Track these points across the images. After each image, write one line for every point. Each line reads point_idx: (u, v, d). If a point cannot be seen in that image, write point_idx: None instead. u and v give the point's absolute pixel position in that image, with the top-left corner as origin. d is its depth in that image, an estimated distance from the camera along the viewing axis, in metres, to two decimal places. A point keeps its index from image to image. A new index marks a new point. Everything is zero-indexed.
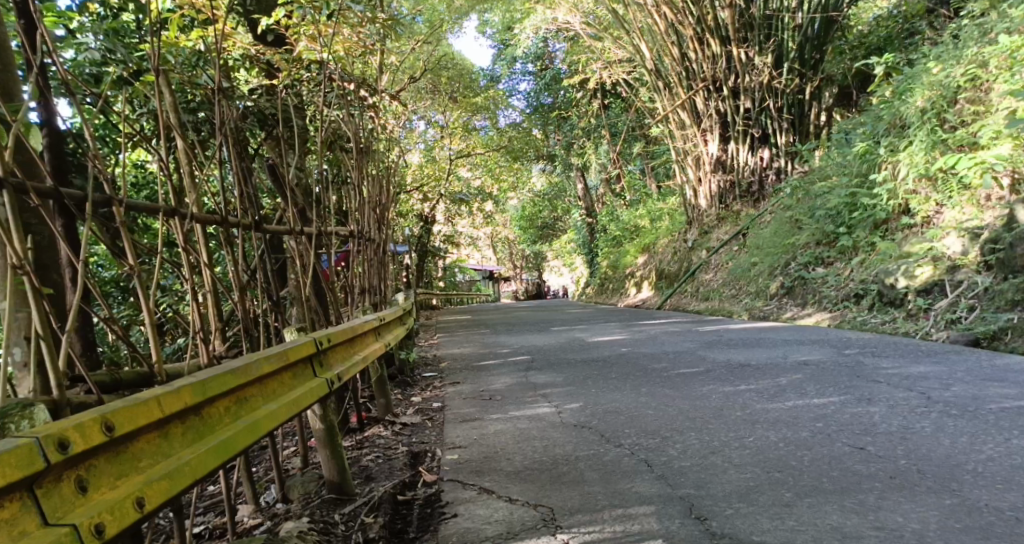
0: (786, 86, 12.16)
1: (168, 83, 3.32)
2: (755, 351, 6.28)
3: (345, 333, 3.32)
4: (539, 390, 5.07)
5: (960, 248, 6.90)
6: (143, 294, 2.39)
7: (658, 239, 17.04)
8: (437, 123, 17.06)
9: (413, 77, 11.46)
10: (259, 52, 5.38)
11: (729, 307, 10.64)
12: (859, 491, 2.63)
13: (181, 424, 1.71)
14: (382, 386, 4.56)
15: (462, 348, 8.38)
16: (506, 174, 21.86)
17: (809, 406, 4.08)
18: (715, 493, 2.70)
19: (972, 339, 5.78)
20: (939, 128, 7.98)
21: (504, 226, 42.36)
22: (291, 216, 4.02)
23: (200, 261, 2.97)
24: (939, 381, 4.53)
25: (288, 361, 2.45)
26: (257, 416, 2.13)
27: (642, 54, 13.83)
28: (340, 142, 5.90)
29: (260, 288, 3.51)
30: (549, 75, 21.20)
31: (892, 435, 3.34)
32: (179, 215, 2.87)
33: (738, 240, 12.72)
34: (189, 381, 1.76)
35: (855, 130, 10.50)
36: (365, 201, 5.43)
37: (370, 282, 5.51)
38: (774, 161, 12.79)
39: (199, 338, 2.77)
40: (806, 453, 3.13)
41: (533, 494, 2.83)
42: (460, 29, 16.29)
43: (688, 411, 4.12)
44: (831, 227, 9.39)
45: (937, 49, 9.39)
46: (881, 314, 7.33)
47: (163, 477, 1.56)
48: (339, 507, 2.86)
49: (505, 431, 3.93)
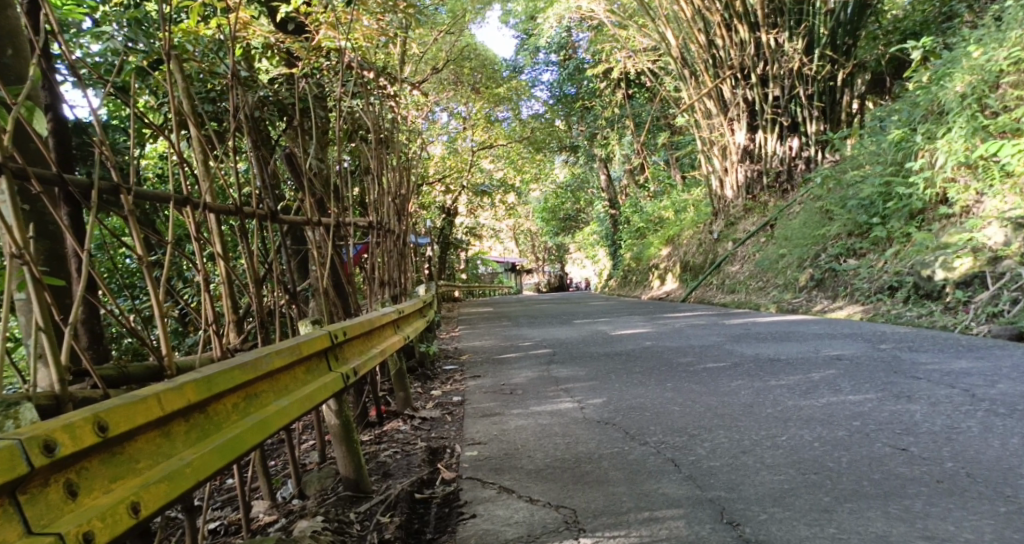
0: (817, 73, 11.85)
1: (180, 68, 3.19)
2: (786, 346, 6.09)
3: (362, 327, 3.23)
4: (563, 385, 4.95)
5: (1002, 239, 6.64)
6: (152, 287, 2.24)
7: (682, 230, 16.82)
8: (460, 115, 16.94)
9: (436, 67, 11.34)
10: (278, 40, 5.24)
11: (756, 300, 10.45)
12: (905, 496, 2.48)
13: (185, 421, 1.62)
14: (401, 379, 4.46)
15: (484, 341, 8.27)
16: (530, 165, 21.72)
17: (844, 403, 3.92)
18: (748, 496, 2.57)
19: (1015, 334, 5.55)
20: (979, 114, 7.73)
21: (526, 217, 42.21)
22: (308, 207, 3.92)
23: (214, 251, 2.87)
24: (983, 377, 4.34)
25: (301, 355, 2.36)
26: (267, 413, 2.04)
27: (668, 41, 13.56)
28: (360, 132, 5.79)
29: (276, 279, 3.41)
30: (572, 65, 20.83)
31: (936, 435, 3.18)
32: (191, 203, 2.75)
33: (766, 231, 12.48)
34: (194, 376, 1.66)
35: (889, 117, 10.20)
36: (385, 191, 5.33)
37: (390, 274, 5.40)
38: (803, 151, 12.52)
39: (213, 330, 2.67)
40: (844, 454, 2.97)
41: (555, 495, 2.72)
42: (483, 18, 16.11)
43: (716, 408, 3.97)
44: (864, 218, 9.14)
45: (977, 32, 9.07)
46: (916, 307, 7.10)
47: (163, 479, 1.46)
48: (354, 505, 2.76)
49: (527, 427, 3.82)
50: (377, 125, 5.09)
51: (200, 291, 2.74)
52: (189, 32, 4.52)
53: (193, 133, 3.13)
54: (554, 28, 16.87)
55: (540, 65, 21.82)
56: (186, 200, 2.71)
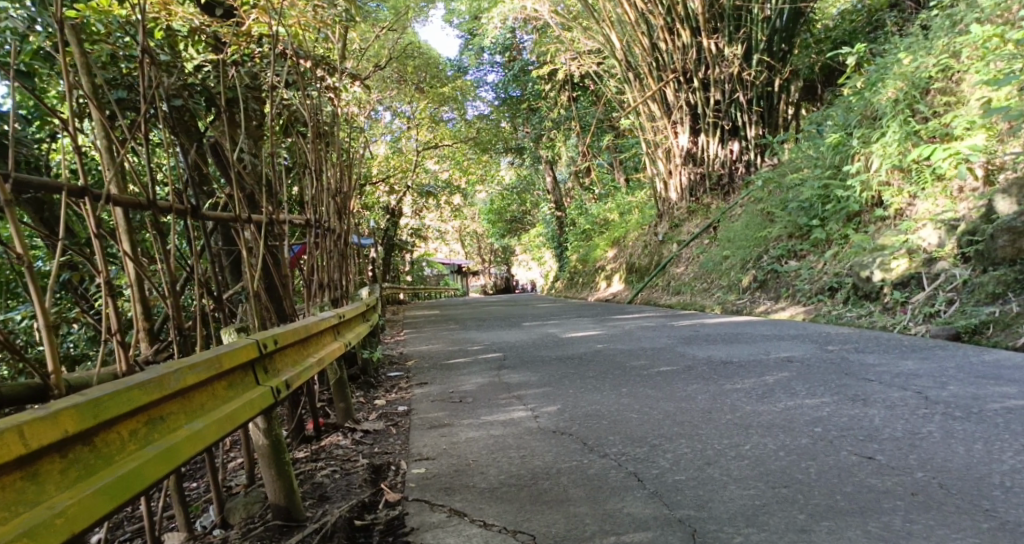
0: (756, 78, 11.98)
1: (79, 44, 2.84)
2: (735, 348, 5.98)
3: (296, 334, 2.93)
4: (513, 392, 4.71)
5: (936, 240, 6.71)
6: (36, 294, 1.98)
7: (627, 232, 16.81)
8: (404, 114, 16.76)
9: (379, 64, 10.96)
10: (204, 23, 4.79)
11: (701, 301, 10.41)
12: (881, 511, 2.32)
13: (60, 457, 1.35)
14: (341, 390, 4.15)
15: (429, 345, 7.97)
16: (475, 166, 21.38)
17: (801, 408, 3.78)
18: (719, 515, 2.37)
19: (953, 334, 5.55)
20: (911, 119, 7.79)
21: (471, 219, 41.84)
22: (237, 201, 3.58)
23: (121, 251, 2.57)
24: (933, 379, 4.27)
25: (221, 368, 2.06)
26: (176, 438, 1.74)
27: (612, 44, 13.34)
28: (297, 127, 5.43)
29: (197, 282, 3.10)
30: (517, 67, 20.59)
31: (900, 441, 3.05)
32: (90, 195, 2.43)
33: (709, 233, 12.48)
34: (72, 400, 1.40)
35: (825, 122, 10.32)
36: (324, 189, 4.98)
37: (329, 276, 5.06)
38: (743, 154, 12.64)
39: (117, 339, 2.37)
40: (812, 464, 2.80)
41: (511, 518, 2.48)
42: (425, 17, 15.74)
43: (674, 414, 3.79)
44: (804, 219, 9.16)
45: (906, 40, 9.22)
46: (856, 308, 7.10)
47: (21, 534, 1.20)
48: (283, 536, 2.47)
49: (478, 439, 3.56)
50: (313, 117, 4.77)
51: (102, 296, 2.43)
52: (100, 10, 4.08)
53: (96, 118, 2.81)
54: (498, 29, 16.58)
55: (485, 66, 21.58)
56: (84, 192, 2.38)
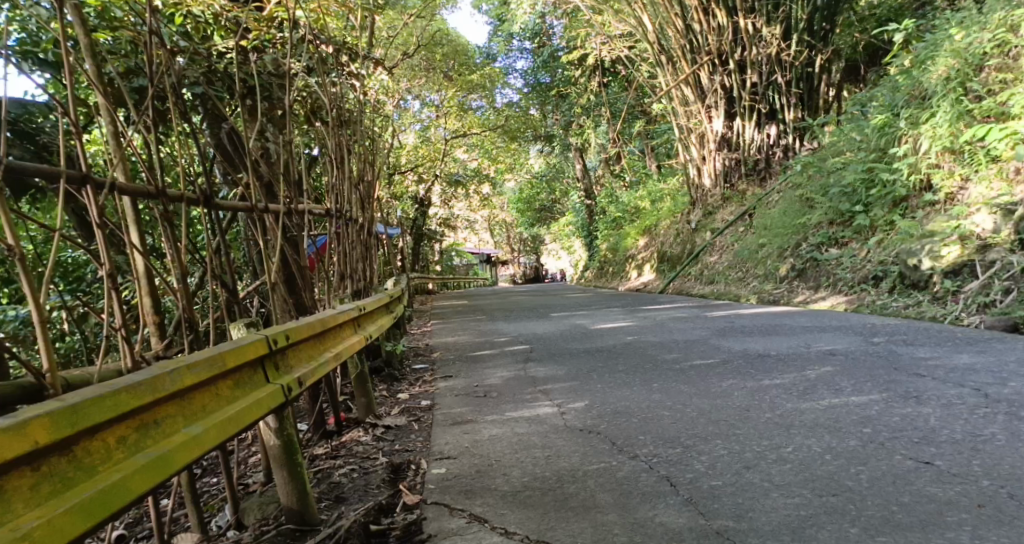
0: (795, 59, 11.58)
1: (84, 25, 2.70)
2: (774, 340, 5.73)
3: (311, 328, 2.78)
4: (541, 385, 4.56)
5: (991, 225, 6.35)
6: (28, 287, 1.87)
7: (660, 220, 16.49)
8: (434, 103, 16.67)
9: (407, 52, 10.85)
10: (223, 6, 4.56)
11: (736, 291, 10.11)
12: (945, 526, 2.12)
13: (31, 472, 1.26)
14: (362, 384, 4.00)
15: (456, 336, 7.85)
16: (504, 154, 21.15)
17: (848, 406, 3.57)
18: (761, 527, 2.19)
19: (1011, 325, 5.27)
20: (964, 98, 7.43)
21: (501, 208, 41.74)
22: (253, 190, 3.43)
23: (128, 243, 2.46)
24: (992, 375, 4.01)
25: (226, 367, 1.93)
26: (172, 444, 1.63)
27: (644, 27, 13.04)
28: (320, 113, 5.26)
29: (212, 275, 2.97)
30: (547, 52, 20.31)
31: (960, 445, 2.83)
32: (92, 183, 2.31)
33: (744, 220, 12.16)
34: (48, 407, 1.30)
35: (870, 103, 9.93)
36: (346, 177, 4.81)
37: (352, 268, 4.93)
38: (781, 139, 12.25)
39: (123, 333, 2.26)
40: (863, 470, 2.60)
41: (534, 526, 2.32)
42: (454, 3, 15.60)
43: (709, 412, 3.60)
44: (846, 206, 8.80)
45: (958, 15, 8.78)
46: (903, 297, 6.80)
47: None
48: None
49: (502, 437, 3.41)
50: (334, 105, 4.61)
51: (106, 290, 2.31)
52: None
53: (102, 101, 2.70)
54: (528, 14, 16.30)
55: (515, 52, 21.49)
56: (83, 178, 2.27)
